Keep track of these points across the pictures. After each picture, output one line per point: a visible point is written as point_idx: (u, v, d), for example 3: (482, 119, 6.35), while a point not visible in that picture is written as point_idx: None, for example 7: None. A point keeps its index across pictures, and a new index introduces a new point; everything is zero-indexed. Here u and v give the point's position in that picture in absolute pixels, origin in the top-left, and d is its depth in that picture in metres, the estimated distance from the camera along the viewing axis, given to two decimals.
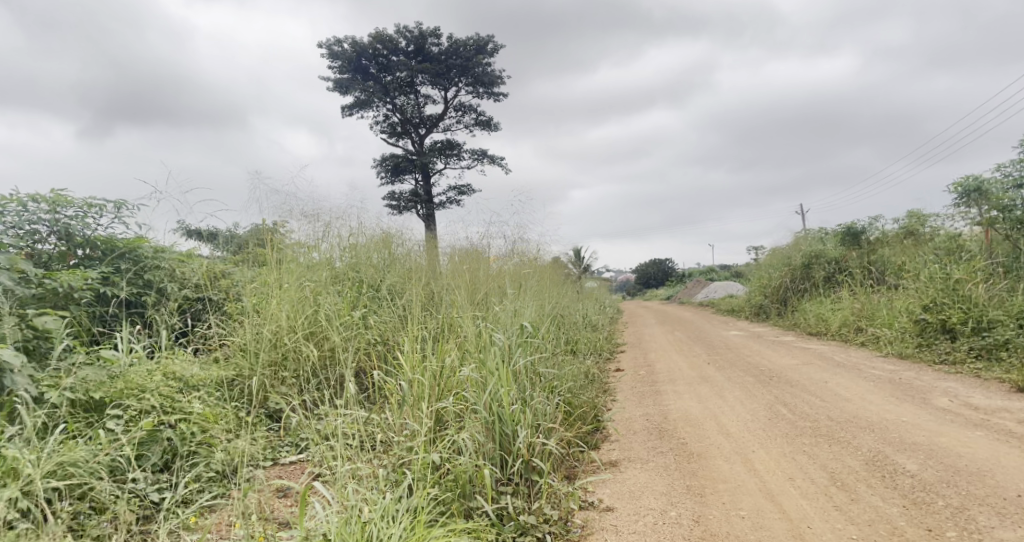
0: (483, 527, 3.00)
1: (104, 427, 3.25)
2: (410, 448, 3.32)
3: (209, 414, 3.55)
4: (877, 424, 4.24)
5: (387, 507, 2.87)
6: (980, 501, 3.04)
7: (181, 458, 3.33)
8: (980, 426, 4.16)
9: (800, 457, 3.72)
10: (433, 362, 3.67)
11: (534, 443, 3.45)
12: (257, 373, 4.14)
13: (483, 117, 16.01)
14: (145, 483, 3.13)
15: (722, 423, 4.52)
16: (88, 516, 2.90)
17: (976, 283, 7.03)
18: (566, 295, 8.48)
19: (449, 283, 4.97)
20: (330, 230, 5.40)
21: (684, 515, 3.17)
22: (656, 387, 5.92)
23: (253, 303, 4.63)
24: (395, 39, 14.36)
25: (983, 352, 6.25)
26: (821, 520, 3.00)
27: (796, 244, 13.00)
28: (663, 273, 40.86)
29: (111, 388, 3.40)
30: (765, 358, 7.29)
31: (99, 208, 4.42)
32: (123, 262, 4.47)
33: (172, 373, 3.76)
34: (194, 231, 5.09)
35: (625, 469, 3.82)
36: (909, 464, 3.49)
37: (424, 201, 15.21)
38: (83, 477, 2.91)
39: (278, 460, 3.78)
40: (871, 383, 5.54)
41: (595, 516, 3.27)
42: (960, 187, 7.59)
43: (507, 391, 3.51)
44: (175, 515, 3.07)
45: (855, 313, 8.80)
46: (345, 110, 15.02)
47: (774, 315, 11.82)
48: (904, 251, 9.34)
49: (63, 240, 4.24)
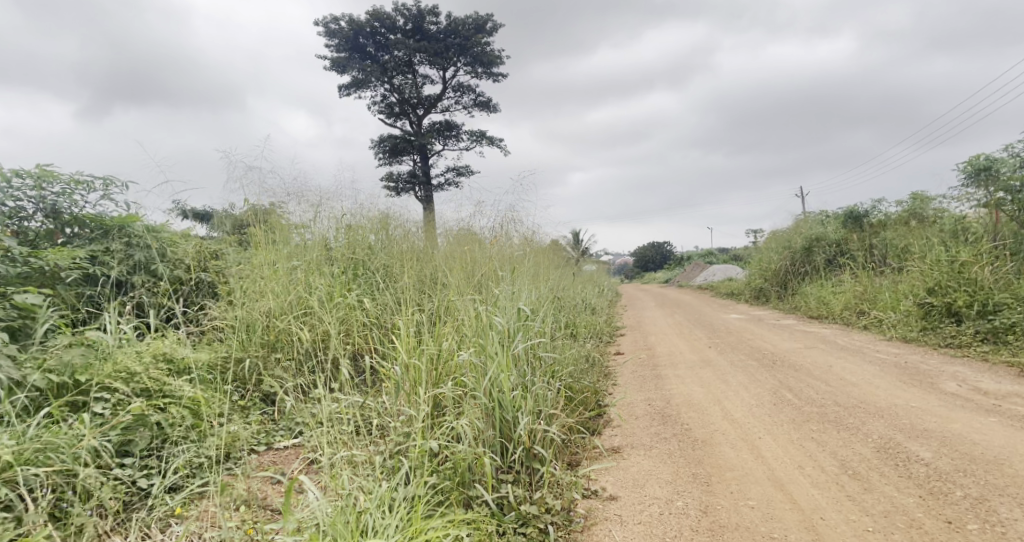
0: (483, 518, 2.88)
1: (90, 412, 3.12)
2: (408, 434, 3.20)
3: (201, 398, 3.43)
4: (886, 410, 4.13)
5: (384, 496, 2.75)
6: (1000, 491, 2.93)
7: (172, 443, 3.20)
8: (993, 412, 4.05)
9: (809, 444, 3.61)
10: (430, 345, 3.53)
11: (535, 430, 3.32)
12: (250, 355, 4.04)
13: (481, 98, 15.76)
14: (132, 469, 2.99)
15: (726, 408, 4.41)
16: (72, 504, 2.76)
17: (981, 266, 6.87)
18: (565, 279, 8.36)
19: (444, 265, 4.82)
20: (322, 210, 5.27)
21: (691, 505, 3.06)
22: (657, 371, 5.83)
23: (243, 284, 4.49)
24: (393, 17, 14.01)
25: (989, 335, 6.13)
26: (834, 511, 2.90)
27: (797, 227, 12.87)
28: (661, 257, 40.72)
29: (98, 370, 3.27)
30: (767, 341, 7.18)
31: (86, 185, 4.27)
32: (114, 241, 4.31)
33: (162, 354, 3.63)
34: (184, 210, 4.94)
35: (629, 455, 3.71)
36: (923, 452, 3.38)
37: (422, 183, 15.00)
38: (65, 464, 2.77)
39: (272, 444, 3.66)
40: (876, 368, 5.43)
41: (599, 505, 3.17)
42: (968, 168, 7.42)
43: (508, 377, 3.39)
44: (163, 502, 2.94)
45: (857, 296, 8.71)
46: (343, 90, 14.77)
47: (774, 298, 11.70)
48: (907, 233, 9.18)
49: (50, 217, 4.09)
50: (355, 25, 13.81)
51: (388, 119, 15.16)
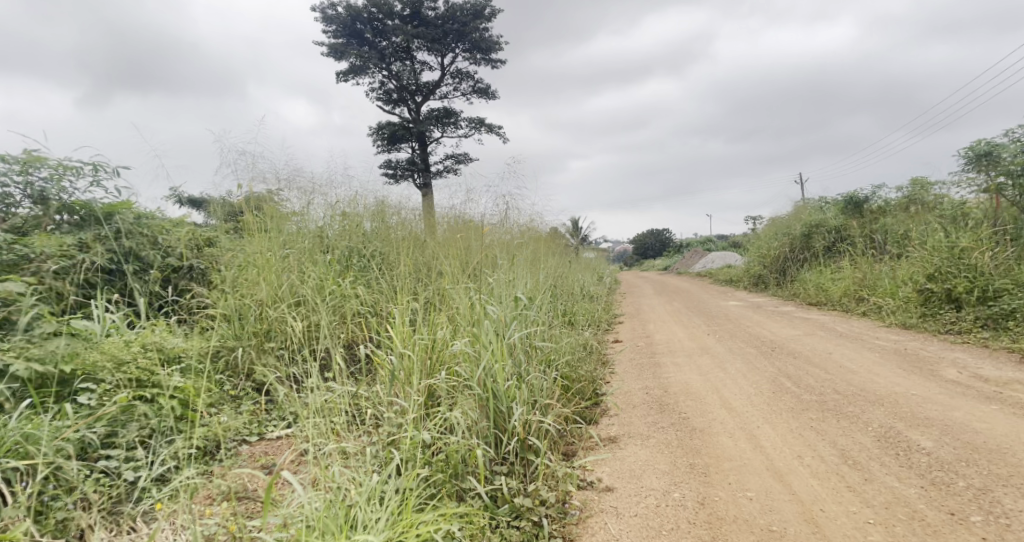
0: (476, 511, 2.82)
1: (75, 403, 3.05)
2: (401, 424, 3.13)
3: (190, 389, 3.36)
4: (886, 398, 4.08)
5: (374, 489, 2.68)
6: (1004, 481, 2.88)
7: (160, 435, 3.12)
8: (994, 399, 4.00)
9: (807, 433, 3.56)
10: (424, 334, 3.46)
11: (530, 421, 3.27)
12: (241, 344, 3.98)
13: (480, 84, 15.57)
14: (118, 461, 2.92)
15: (724, 396, 4.36)
16: (54, 497, 2.70)
17: (982, 251, 6.79)
18: (564, 266, 8.28)
19: (440, 251, 4.72)
20: (316, 198, 5.17)
21: (688, 497, 3.01)
22: (655, 359, 5.77)
23: (236, 274, 4.41)
24: (390, 3, 13.79)
25: (989, 321, 6.08)
26: (834, 502, 2.84)
27: (796, 213, 12.76)
28: (661, 244, 40.56)
29: (84, 360, 3.19)
30: (765, 328, 7.13)
31: (76, 170, 4.18)
32: (103, 227, 4.21)
33: (151, 344, 3.55)
34: (178, 197, 4.84)
35: (625, 445, 3.66)
36: (924, 441, 3.33)
37: (421, 170, 14.82)
38: (47, 457, 2.71)
39: (265, 435, 3.59)
40: (876, 355, 5.37)
41: (594, 497, 3.11)
42: (969, 152, 7.33)
43: (503, 367, 3.31)
44: (149, 495, 2.88)
45: (857, 283, 8.65)
46: (340, 76, 14.58)
47: (773, 285, 11.62)
48: (907, 219, 9.10)
49: (38, 203, 3.99)
50: (352, 10, 13.61)
51: (386, 106, 14.97)
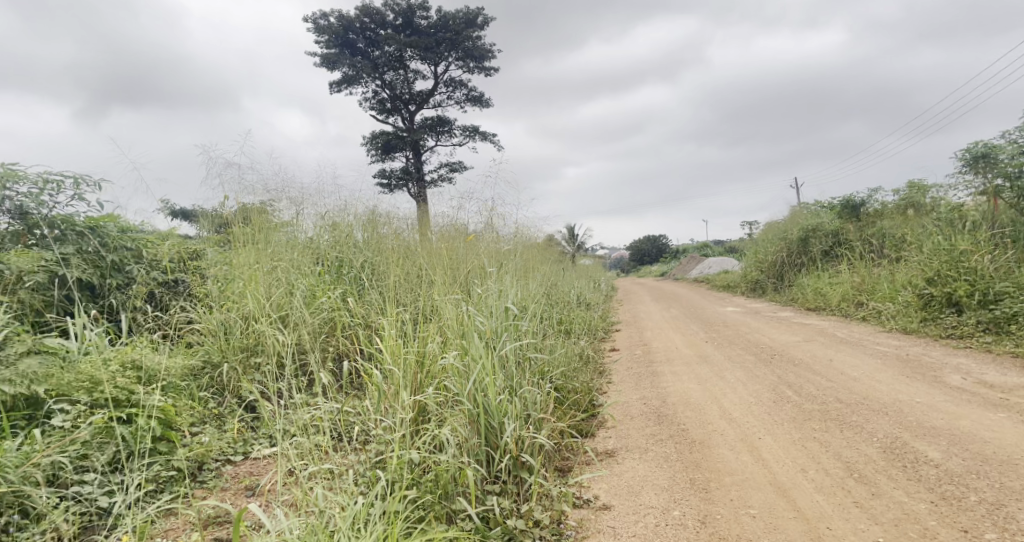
0: (466, 535, 2.69)
1: (48, 425, 2.91)
2: (389, 442, 3.02)
3: (171, 408, 3.22)
4: (890, 406, 3.96)
5: (359, 513, 2.55)
6: (1018, 496, 2.77)
7: (138, 458, 2.99)
8: (1002, 407, 3.88)
9: (811, 445, 3.44)
10: (412, 348, 3.34)
11: (523, 437, 3.14)
12: (227, 360, 3.85)
13: (474, 92, 15.52)
14: (92, 486, 2.79)
15: (723, 407, 4.24)
16: (20, 527, 2.57)
17: (982, 254, 6.69)
18: (560, 274, 8.17)
19: (429, 261, 4.60)
20: (305, 208, 5.07)
21: (689, 515, 2.89)
22: (652, 368, 5.65)
23: (223, 286, 4.30)
24: (382, 12, 13.79)
25: (991, 325, 5.98)
26: (841, 519, 2.73)
27: (793, 217, 12.68)
28: (657, 249, 40.50)
29: (58, 380, 3.05)
30: (764, 335, 7.01)
31: (56, 185, 4.06)
32: (85, 241, 4.09)
33: (131, 361, 3.39)
34: (169, 209, 4.76)
35: (623, 460, 3.54)
36: (932, 452, 3.22)
37: (415, 178, 14.72)
38: (13, 485, 2.56)
39: (250, 454, 3.45)
40: (877, 361, 5.25)
41: (591, 516, 2.99)
42: (966, 154, 7.27)
43: (494, 380, 3.19)
44: (125, 522, 2.75)
45: (855, 288, 8.56)
46: (333, 86, 14.50)
47: (770, 290, 11.52)
48: (904, 222, 9.03)
49: (16, 218, 3.87)
50: (345, 20, 13.57)
51: (380, 115, 14.89)
